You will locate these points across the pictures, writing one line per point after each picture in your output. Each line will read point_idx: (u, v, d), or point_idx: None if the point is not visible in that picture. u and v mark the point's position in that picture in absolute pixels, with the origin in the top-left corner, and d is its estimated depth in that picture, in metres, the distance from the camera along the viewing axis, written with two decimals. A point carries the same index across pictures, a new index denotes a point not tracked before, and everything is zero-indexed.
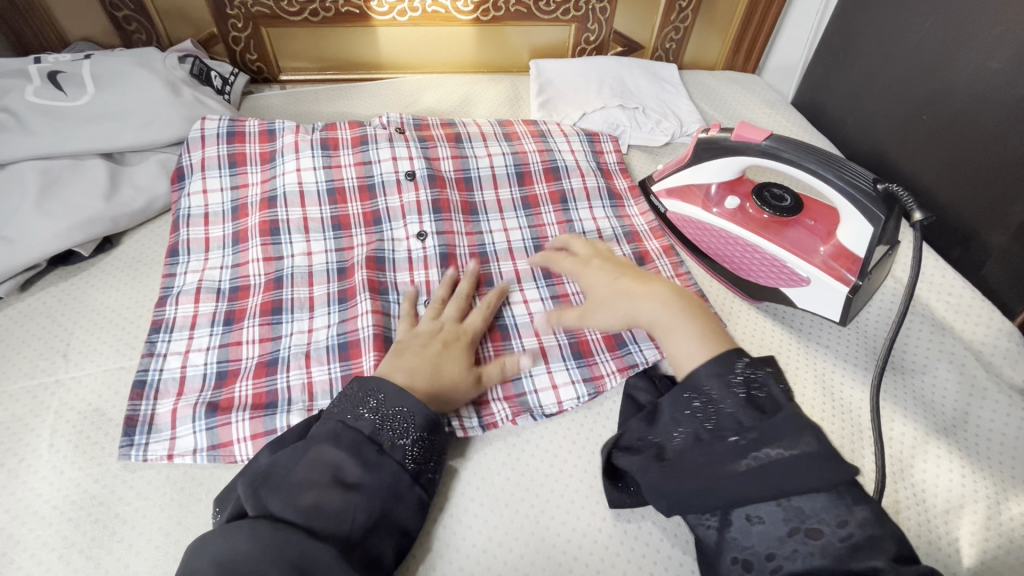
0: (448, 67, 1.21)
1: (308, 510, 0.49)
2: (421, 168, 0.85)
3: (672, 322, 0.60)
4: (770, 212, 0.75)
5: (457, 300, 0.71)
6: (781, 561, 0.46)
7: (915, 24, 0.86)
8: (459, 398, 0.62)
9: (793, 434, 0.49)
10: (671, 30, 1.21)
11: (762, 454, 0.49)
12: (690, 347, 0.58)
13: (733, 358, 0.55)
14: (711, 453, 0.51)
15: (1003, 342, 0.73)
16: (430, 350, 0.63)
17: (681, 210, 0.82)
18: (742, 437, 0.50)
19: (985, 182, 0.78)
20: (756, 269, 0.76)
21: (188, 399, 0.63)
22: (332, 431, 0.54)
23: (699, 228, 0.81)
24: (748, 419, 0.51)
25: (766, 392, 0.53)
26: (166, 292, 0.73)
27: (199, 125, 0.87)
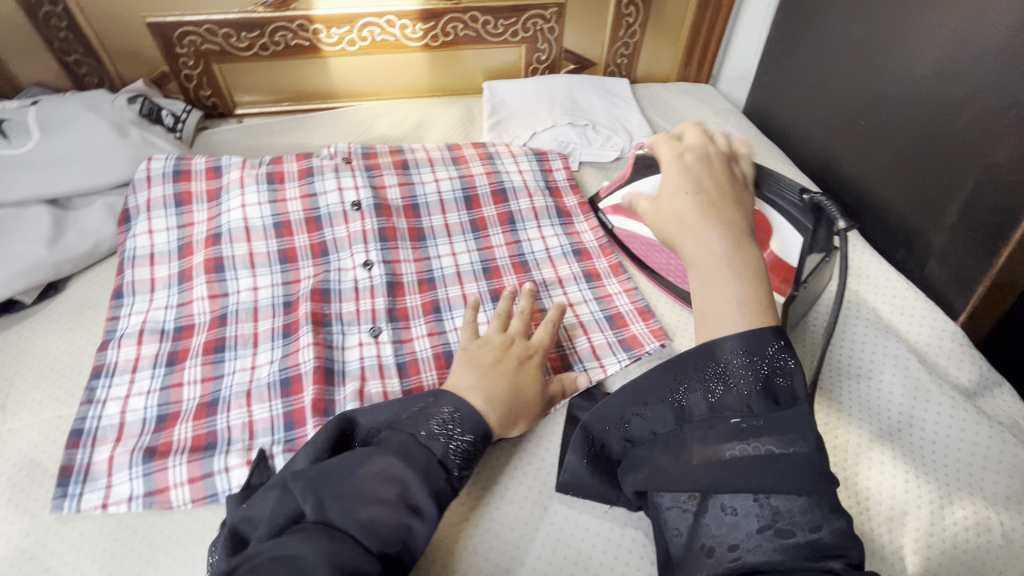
0: (403, 92, 1.22)
1: (367, 526, 0.48)
2: (366, 198, 0.85)
3: (723, 272, 0.58)
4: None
5: (524, 317, 0.70)
6: (742, 552, 0.47)
7: (846, 32, 0.88)
8: (530, 416, 0.63)
9: (791, 433, 0.49)
10: (621, 46, 1.23)
11: (752, 444, 0.49)
12: (723, 308, 0.56)
13: (768, 339, 0.53)
14: (712, 429, 0.51)
15: (947, 343, 0.73)
16: (504, 367, 0.63)
17: (626, 226, 0.84)
18: (744, 420, 0.51)
19: (920, 184, 0.78)
20: None
21: (126, 444, 0.63)
22: (405, 447, 0.53)
23: (644, 244, 0.82)
24: (758, 406, 0.51)
25: (788, 384, 0.52)
26: (109, 336, 0.73)
27: (146, 165, 0.87)
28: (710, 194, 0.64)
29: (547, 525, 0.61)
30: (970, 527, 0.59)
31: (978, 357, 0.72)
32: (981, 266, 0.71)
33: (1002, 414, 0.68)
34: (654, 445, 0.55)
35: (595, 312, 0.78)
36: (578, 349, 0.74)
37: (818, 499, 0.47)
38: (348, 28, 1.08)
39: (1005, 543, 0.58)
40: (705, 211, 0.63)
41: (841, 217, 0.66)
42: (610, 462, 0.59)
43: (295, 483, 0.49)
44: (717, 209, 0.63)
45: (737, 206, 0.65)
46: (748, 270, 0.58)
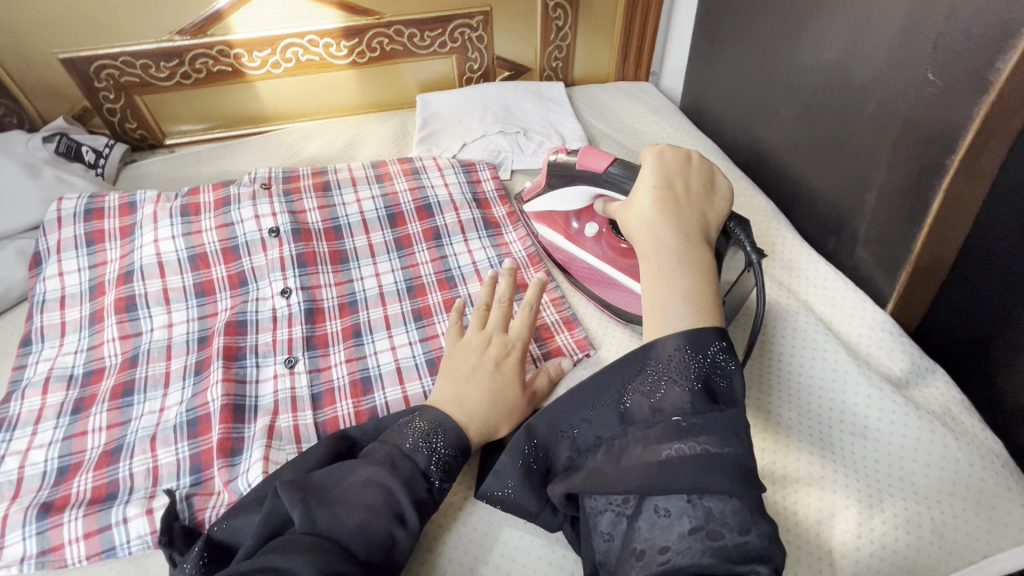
0: (336, 111, 1.20)
1: (355, 531, 0.48)
2: (284, 223, 0.83)
3: (671, 264, 0.55)
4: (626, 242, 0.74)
5: (502, 309, 0.67)
6: (672, 556, 0.43)
7: (761, 23, 0.87)
8: (515, 422, 0.61)
9: (728, 434, 0.46)
10: (554, 49, 1.22)
11: (690, 444, 0.46)
12: (671, 302, 0.53)
13: (711, 338, 0.50)
14: (654, 431, 0.48)
15: (877, 332, 0.72)
16: (481, 372, 0.61)
17: (549, 237, 0.81)
18: (684, 419, 0.48)
19: (842, 171, 0.76)
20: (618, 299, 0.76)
21: (22, 501, 0.60)
22: (390, 457, 0.53)
23: (566, 256, 0.81)
24: (699, 405, 0.48)
25: (727, 384, 0.49)
26: (13, 387, 0.70)
27: (56, 206, 0.85)
28: (681, 184, 0.61)
29: (462, 551, 0.58)
30: (901, 525, 0.57)
31: (909, 345, 0.70)
32: (903, 249, 0.69)
33: (934, 403, 0.66)
34: (598, 450, 0.52)
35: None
36: None
37: (751, 501, 0.44)
38: (271, 50, 1.07)
39: (937, 539, 0.56)
40: (672, 200, 0.59)
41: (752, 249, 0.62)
42: (546, 471, 0.55)
43: (283, 491, 0.49)
44: (688, 202, 0.60)
45: (710, 198, 0.62)
46: (699, 266, 0.55)
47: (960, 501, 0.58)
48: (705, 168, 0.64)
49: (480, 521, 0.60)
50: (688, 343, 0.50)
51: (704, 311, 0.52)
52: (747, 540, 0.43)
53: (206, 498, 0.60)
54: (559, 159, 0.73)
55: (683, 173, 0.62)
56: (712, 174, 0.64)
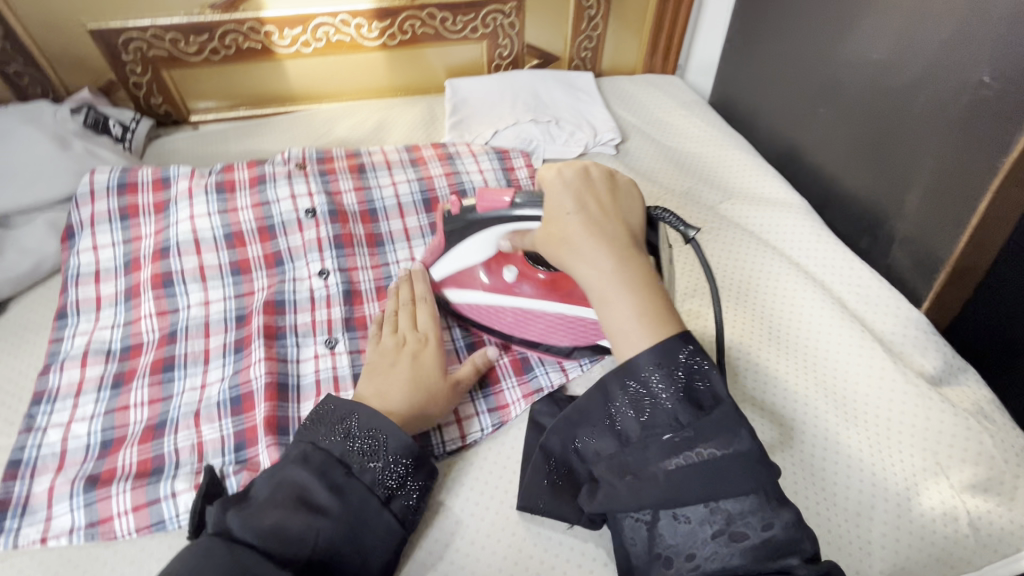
0: (364, 93, 1.19)
1: (268, 532, 0.48)
2: (321, 204, 0.82)
3: (613, 287, 0.48)
4: (547, 270, 0.66)
5: (406, 307, 0.68)
6: (700, 562, 0.45)
7: (803, 23, 0.90)
8: (441, 407, 0.62)
9: (728, 433, 0.44)
10: (584, 39, 1.21)
11: (691, 454, 0.44)
12: (626, 325, 0.47)
13: (677, 346, 0.46)
14: (648, 449, 0.46)
15: (911, 331, 0.73)
16: (399, 368, 0.62)
17: (467, 301, 0.71)
18: (676, 434, 0.45)
19: (881, 170, 0.79)
20: (568, 334, 0.68)
21: (68, 473, 0.60)
22: (301, 453, 0.54)
23: (491, 312, 0.70)
24: (684, 416, 0.45)
25: (707, 383, 0.46)
26: (51, 359, 0.70)
27: (88, 178, 0.83)
28: (592, 198, 0.52)
29: (510, 535, 0.58)
30: (939, 518, 0.59)
31: (942, 344, 0.72)
32: (942, 250, 0.71)
33: (966, 401, 0.68)
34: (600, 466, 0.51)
35: (457, 342, 0.73)
36: (539, 352, 0.72)
37: (766, 496, 0.44)
38: (302, 29, 1.05)
39: (972, 533, 0.58)
40: (589, 214, 0.51)
41: (689, 228, 0.52)
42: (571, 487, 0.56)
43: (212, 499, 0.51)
44: (605, 209, 0.52)
45: (622, 198, 0.54)
46: (641, 277, 0.49)
47: (993, 496, 0.60)
48: (604, 168, 0.55)
49: None
50: (654, 362, 0.46)
51: (666, 318, 0.48)
52: (771, 535, 0.43)
53: (251, 475, 0.60)
54: (452, 211, 0.64)
55: (586, 180, 0.53)
56: (612, 173, 0.55)
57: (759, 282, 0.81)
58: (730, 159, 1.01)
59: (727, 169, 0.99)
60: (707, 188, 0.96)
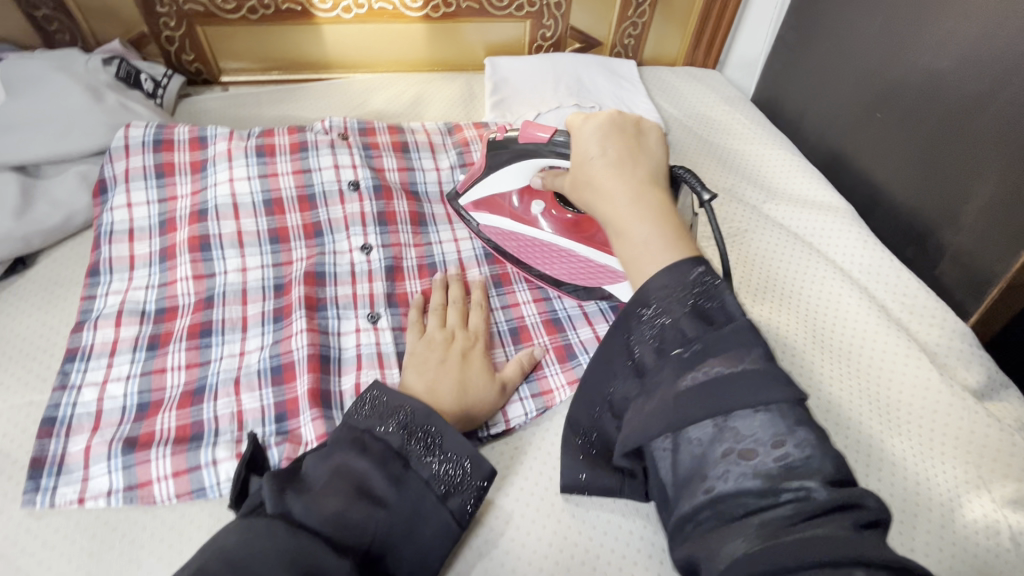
0: (400, 65, 1.16)
1: (332, 519, 0.44)
2: (365, 177, 0.80)
3: (630, 217, 0.50)
4: (574, 212, 0.71)
5: (455, 305, 0.69)
6: (713, 482, 0.39)
7: (866, 23, 0.88)
8: (489, 410, 0.60)
9: (739, 350, 0.41)
10: (629, 26, 1.18)
11: (701, 369, 0.41)
12: (638, 249, 0.48)
13: (685, 269, 0.45)
14: (661, 372, 0.43)
15: (957, 344, 0.73)
16: (449, 365, 0.61)
17: (492, 223, 0.76)
18: (685, 349, 0.42)
19: (936, 180, 0.78)
20: (575, 274, 0.72)
21: (104, 435, 0.58)
22: (358, 441, 0.50)
23: (510, 237, 0.76)
24: (692, 330, 0.43)
25: (717, 302, 0.44)
26: (84, 317, 0.68)
27: (123, 132, 0.80)
28: (620, 143, 0.55)
29: (555, 522, 0.57)
30: (981, 530, 0.59)
31: (986, 359, 0.73)
32: (999, 266, 0.72)
33: (1009, 416, 0.69)
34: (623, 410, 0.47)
35: (500, 323, 0.71)
36: (582, 338, 0.70)
37: (779, 411, 0.39)
38: None
39: (1014, 547, 0.58)
40: (612, 155, 0.53)
41: (704, 189, 0.53)
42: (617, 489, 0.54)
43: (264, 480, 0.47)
44: (629, 151, 0.54)
45: (647, 144, 0.56)
46: (658, 210, 0.50)
47: None
48: (630, 118, 0.57)
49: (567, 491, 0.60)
50: (661, 278, 0.45)
51: (677, 243, 0.48)
52: (785, 454, 0.38)
53: (294, 447, 0.58)
54: (498, 139, 0.69)
55: (611, 125, 0.56)
56: (638, 123, 0.57)
57: (808, 283, 0.80)
58: (774, 158, 0.99)
59: (771, 169, 0.98)
60: (751, 186, 0.95)
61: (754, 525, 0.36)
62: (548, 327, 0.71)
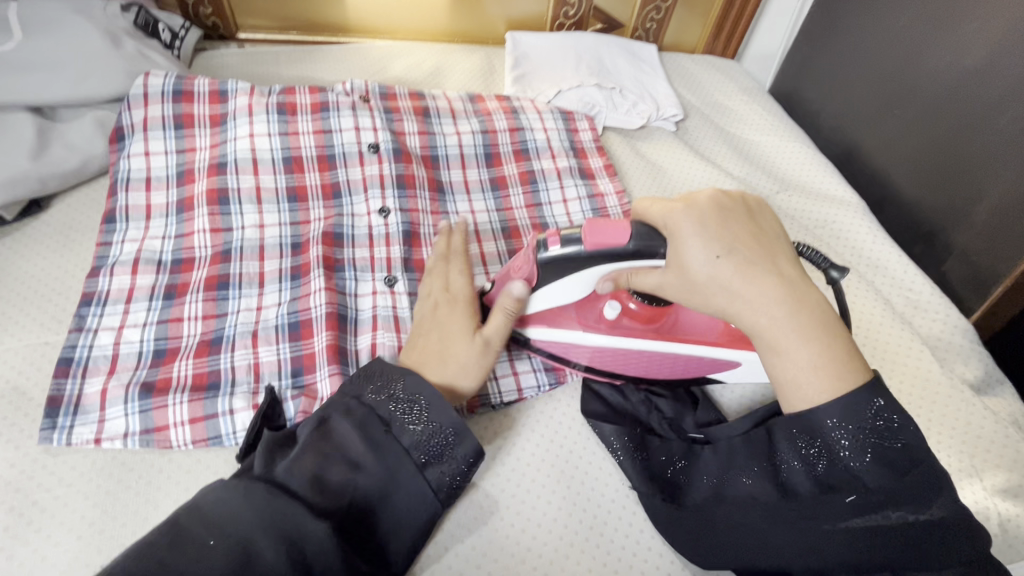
0: (420, 34, 1.15)
1: (308, 480, 0.46)
2: (386, 141, 0.80)
3: (791, 337, 0.48)
4: (638, 303, 0.62)
5: (439, 267, 0.64)
6: None
7: (891, 19, 0.89)
8: (473, 375, 0.57)
9: (923, 499, 0.47)
10: (652, 10, 1.17)
11: (879, 515, 0.48)
12: (798, 374, 0.48)
13: (866, 401, 0.47)
14: (823, 505, 0.49)
15: (957, 339, 0.76)
16: (430, 337, 0.58)
17: (552, 338, 0.63)
18: (858, 496, 0.48)
19: (950, 178, 0.80)
20: (665, 371, 0.64)
21: (121, 378, 0.59)
22: (344, 405, 0.51)
23: (570, 348, 0.63)
24: (871, 478, 0.48)
25: (900, 443, 0.48)
26: (99, 263, 0.67)
27: (142, 80, 0.79)
28: (740, 236, 0.50)
29: (565, 488, 0.59)
30: None
31: (985, 356, 0.75)
32: (1004, 265, 0.74)
33: (1004, 410, 0.71)
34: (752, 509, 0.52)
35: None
36: None
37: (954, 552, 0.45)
38: None
39: (1001, 533, 0.60)
40: (743, 248, 0.49)
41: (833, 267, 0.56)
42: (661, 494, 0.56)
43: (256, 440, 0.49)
44: (753, 237, 0.50)
45: (761, 222, 0.52)
46: (817, 317, 0.48)
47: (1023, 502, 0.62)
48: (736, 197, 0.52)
49: (577, 461, 0.61)
50: (836, 416, 0.47)
51: (840, 359, 0.48)
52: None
53: (310, 401, 0.59)
54: (549, 246, 0.55)
55: (717, 203, 0.51)
56: (746, 201, 0.53)
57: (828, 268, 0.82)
58: (790, 150, 1.00)
59: (787, 161, 0.99)
60: (765, 177, 0.95)
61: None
62: None
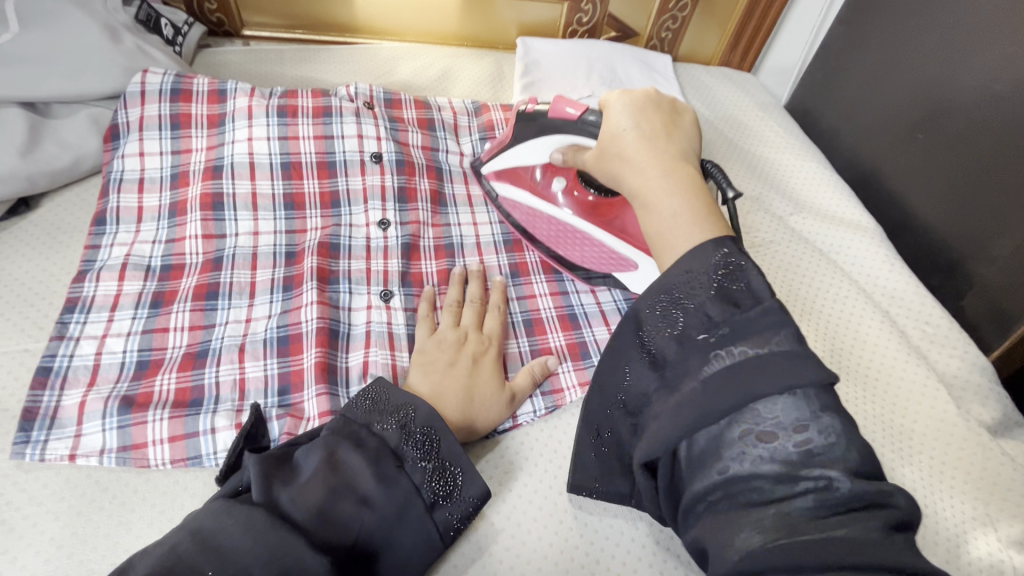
0: (429, 37, 1.12)
1: (315, 514, 0.43)
2: (389, 151, 0.77)
3: (658, 190, 0.49)
4: (595, 194, 0.70)
5: (472, 307, 0.65)
6: (728, 464, 0.37)
7: (918, 39, 0.85)
8: (493, 420, 0.58)
9: (767, 331, 0.38)
10: (668, 19, 1.14)
11: (729, 351, 0.38)
12: (667, 218, 0.47)
13: (708, 250, 0.42)
14: (683, 359, 0.40)
15: (975, 377, 0.72)
16: (458, 368, 0.59)
17: (511, 195, 0.75)
18: (711, 335, 0.40)
19: (974, 210, 0.77)
20: (583, 257, 0.72)
21: (100, 391, 0.56)
22: (355, 434, 0.48)
23: (534, 216, 0.74)
24: (718, 314, 0.40)
25: (741, 282, 0.41)
26: (86, 267, 0.65)
27: (140, 78, 0.77)
28: (652, 120, 0.54)
29: (557, 523, 0.56)
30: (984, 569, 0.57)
31: (1003, 396, 0.72)
32: None
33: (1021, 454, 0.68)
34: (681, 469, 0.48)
35: (515, 314, 0.69)
36: (598, 338, 0.68)
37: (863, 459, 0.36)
38: None
39: None
40: (645, 125, 0.53)
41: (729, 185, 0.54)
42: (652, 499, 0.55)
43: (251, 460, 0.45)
44: (663, 123, 0.54)
45: (682, 123, 0.55)
46: (693, 184, 0.49)
47: None
48: (665, 99, 0.57)
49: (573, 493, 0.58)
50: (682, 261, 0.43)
51: (707, 215, 0.46)
52: (804, 440, 0.36)
53: (296, 422, 0.56)
54: (526, 112, 0.67)
55: (647, 95, 0.56)
56: (673, 104, 0.57)
57: (838, 297, 0.78)
58: (805, 170, 0.97)
59: (802, 181, 0.96)
60: (778, 197, 0.92)
61: (769, 517, 0.35)
62: (564, 323, 0.69)
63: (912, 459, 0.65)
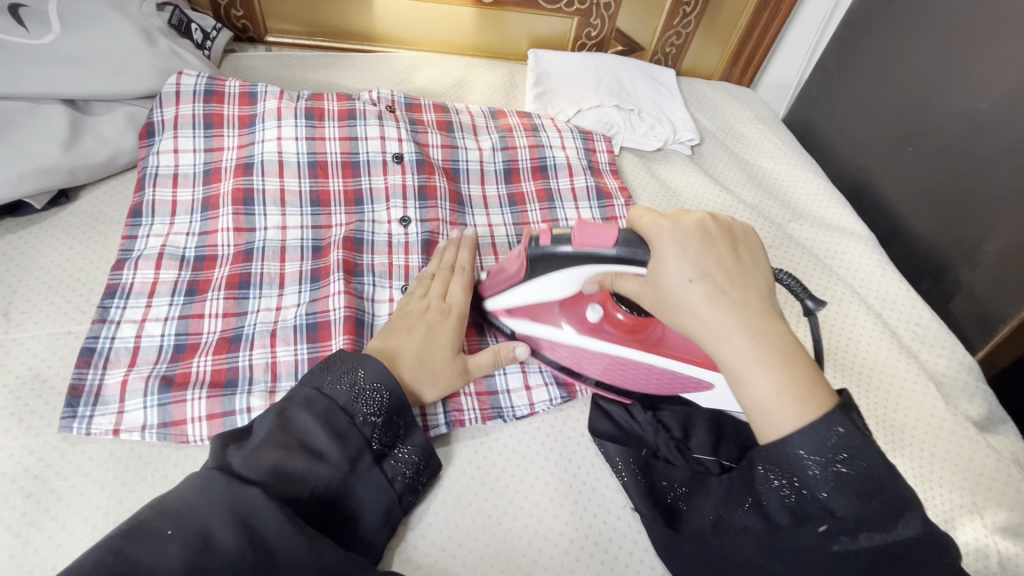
0: (443, 47, 1.17)
1: (268, 470, 0.46)
2: (410, 152, 0.81)
3: (748, 359, 0.46)
4: (627, 313, 0.63)
5: (443, 274, 0.66)
6: None
7: (909, 58, 0.91)
8: (443, 387, 0.59)
9: (888, 517, 0.45)
10: (673, 35, 1.19)
11: (852, 538, 0.46)
12: (763, 403, 0.46)
13: (824, 431, 0.44)
14: (800, 532, 0.48)
15: (962, 375, 0.77)
16: (415, 334, 0.60)
17: (534, 332, 0.66)
18: (829, 523, 0.46)
19: (960, 218, 0.82)
20: (636, 382, 0.65)
21: (141, 371, 0.60)
22: (306, 397, 0.51)
23: (569, 352, 0.66)
24: (840, 507, 0.45)
25: (862, 465, 0.44)
26: (124, 256, 0.69)
27: (175, 79, 0.80)
28: (715, 262, 0.49)
29: (572, 504, 0.59)
30: (970, 552, 0.61)
31: (988, 394, 0.76)
32: (1011, 305, 0.75)
33: (1006, 449, 0.72)
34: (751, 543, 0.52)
35: None
36: None
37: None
38: None
39: (1000, 570, 0.61)
40: (716, 279, 0.48)
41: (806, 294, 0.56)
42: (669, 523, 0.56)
43: None
44: (733, 272, 0.49)
45: (746, 252, 0.51)
46: (783, 349, 0.47)
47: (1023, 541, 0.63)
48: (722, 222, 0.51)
49: (585, 476, 0.62)
50: (803, 446, 0.44)
51: (809, 393, 0.45)
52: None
53: None
54: (540, 242, 0.57)
55: (698, 233, 0.50)
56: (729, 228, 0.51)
57: (836, 304, 0.82)
58: (802, 180, 1.02)
59: (798, 190, 1.00)
60: (776, 205, 0.97)
61: None
62: None
63: (904, 453, 0.69)
